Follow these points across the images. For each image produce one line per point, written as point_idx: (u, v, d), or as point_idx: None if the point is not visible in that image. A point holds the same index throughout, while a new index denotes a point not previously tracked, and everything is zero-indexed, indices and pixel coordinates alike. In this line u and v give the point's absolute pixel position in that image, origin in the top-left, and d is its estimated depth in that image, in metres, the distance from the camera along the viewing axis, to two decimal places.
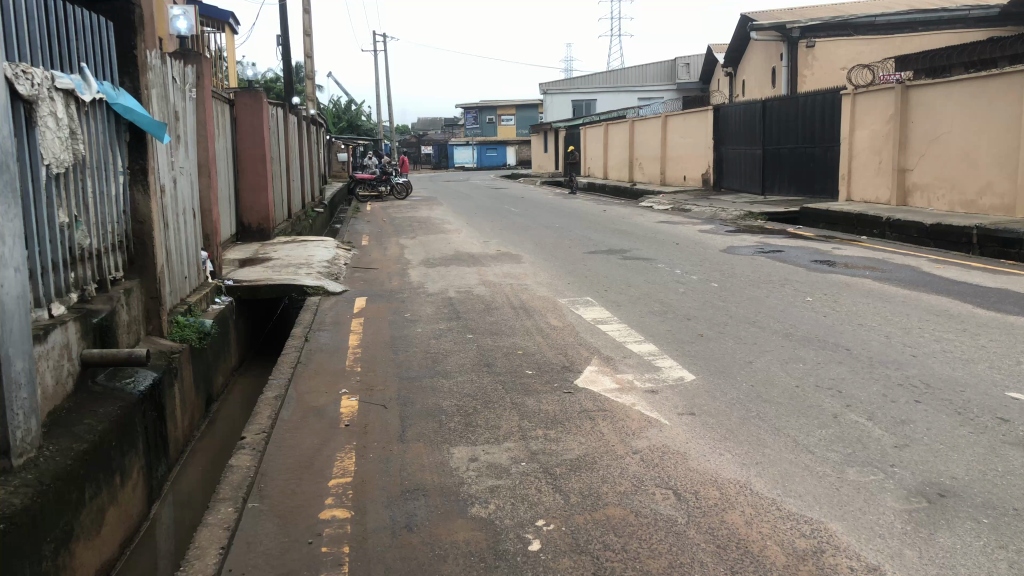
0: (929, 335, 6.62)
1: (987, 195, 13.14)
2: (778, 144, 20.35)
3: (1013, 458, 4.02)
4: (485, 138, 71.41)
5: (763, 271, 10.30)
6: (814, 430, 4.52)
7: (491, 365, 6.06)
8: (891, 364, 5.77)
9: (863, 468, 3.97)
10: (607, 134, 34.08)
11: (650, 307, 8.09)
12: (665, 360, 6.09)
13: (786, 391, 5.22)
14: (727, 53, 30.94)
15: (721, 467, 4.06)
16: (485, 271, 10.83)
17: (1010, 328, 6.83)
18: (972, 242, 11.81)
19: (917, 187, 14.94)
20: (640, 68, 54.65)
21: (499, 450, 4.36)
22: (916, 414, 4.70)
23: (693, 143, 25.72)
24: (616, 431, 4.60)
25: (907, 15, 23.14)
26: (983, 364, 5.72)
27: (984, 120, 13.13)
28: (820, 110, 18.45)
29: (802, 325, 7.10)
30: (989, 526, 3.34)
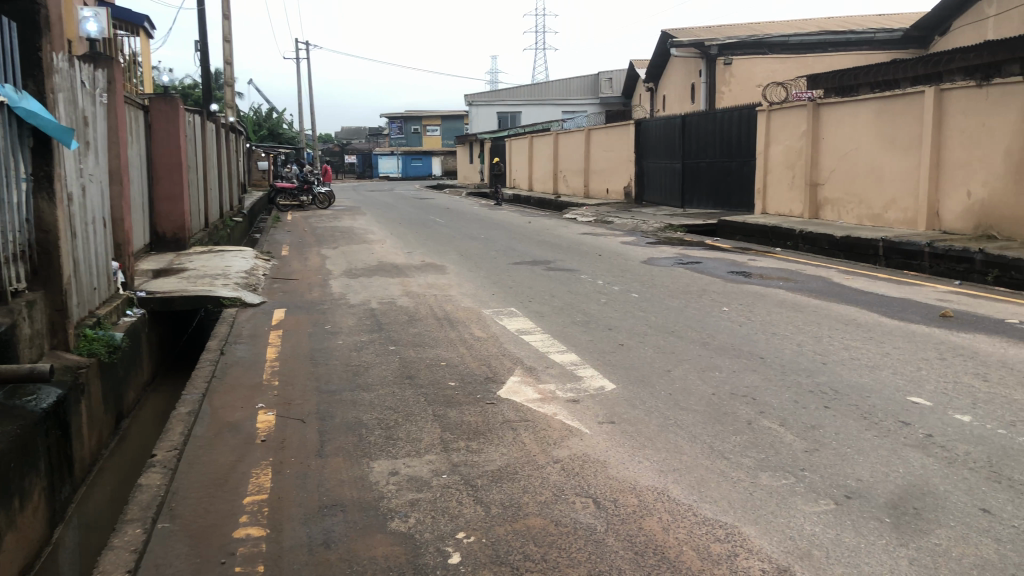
0: (838, 343, 6.88)
1: (892, 210, 13.73)
2: (697, 158, 20.87)
3: (913, 459, 4.22)
4: (410, 149, 71.07)
5: (683, 282, 10.53)
6: (728, 437, 4.64)
7: (413, 377, 6.02)
8: (803, 372, 5.96)
9: (775, 473, 4.09)
10: (532, 146, 34.36)
11: (572, 317, 8.17)
12: (587, 369, 6.15)
13: (702, 399, 5.34)
14: (649, 69, 31.51)
15: (639, 474, 4.12)
16: (408, 282, 10.77)
17: (912, 336, 7.15)
18: (878, 254, 12.31)
19: (828, 201, 15.53)
20: (564, 82, 55.35)
21: (420, 463, 4.32)
22: (825, 419, 4.87)
23: (616, 156, 26.17)
24: (537, 441, 4.63)
25: (817, 35, 24.12)
26: (888, 370, 5.97)
27: (890, 138, 13.72)
28: (737, 125, 19.01)
29: (719, 334, 7.28)
30: (892, 525, 3.47)
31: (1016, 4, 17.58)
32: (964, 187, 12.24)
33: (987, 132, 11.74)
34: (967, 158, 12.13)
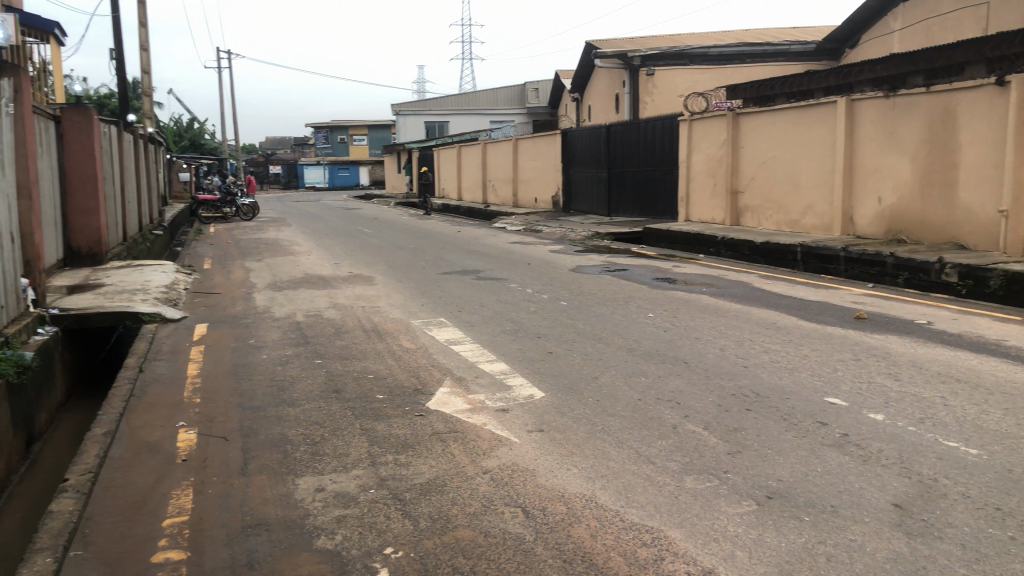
0: (759, 346, 7.07)
1: (809, 216, 14.18)
2: (622, 167, 21.19)
3: (830, 458, 4.35)
4: (337, 159, 70.23)
5: (610, 289, 10.67)
6: (655, 441, 4.71)
7: (340, 391, 5.93)
8: (725, 375, 6.10)
9: (700, 476, 4.17)
10: (460, 156, 34.37)
11: (501, 326, 8.19)
12: (516, 379, 6.17)
13: (629, 405, 5.41)
14: (575, 79, 31.87)
15: (567, 482, 4.15)
16: (335, 293, 10.64)
17: (829, 338, 7.39)
18: (797, 259, 12.70)
19: (748, 209, 15.95)
20: (491, 92, 55.59)
21: (347, 479, 4.27)
22: (747, 421, 4.99)
23: (543, 165, 26.39)
24: (466, 452, 4.62)
25: (735, 47, 24.80)
26: (806, 372, 6.16)
27: (806, 147, 14.19)
28: (660, 134, 19.38)
29: (645, 340, 7.41)
30: (811, 523, 3.58)
31: (920, 18, 18.42)
32: (876, 193, 12.72)
33: (896, 141, 12.23)
34: (878, 165, 12.62)
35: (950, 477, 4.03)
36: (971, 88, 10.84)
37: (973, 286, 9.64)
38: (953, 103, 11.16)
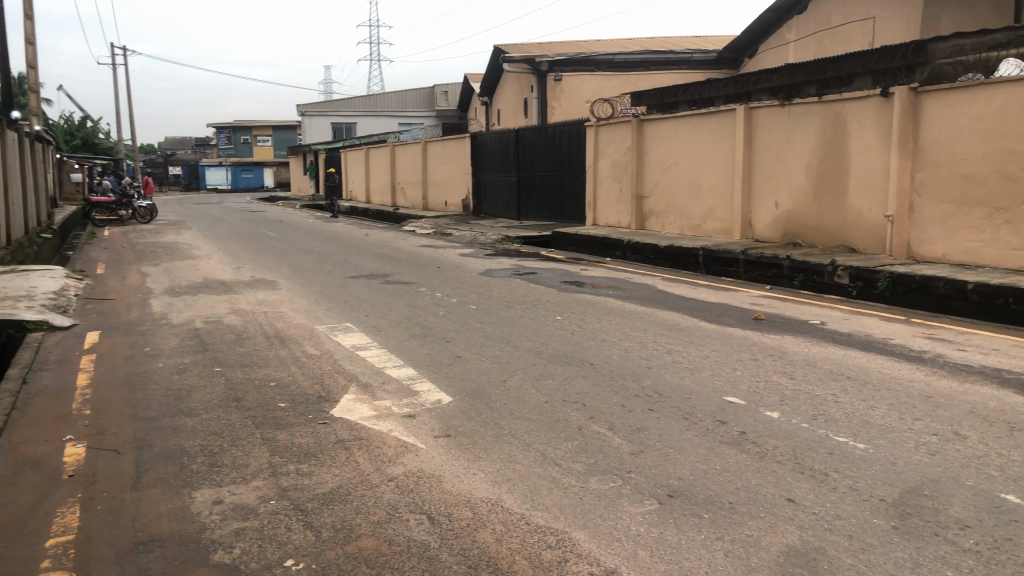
0: (662, 347, 7.23)
1: (710, 220, 14.62)
2: (531, 170, 21.36)
3: (729, 456, 4.48)
4: (240, 160, 68.38)
5: (519, 292, 10.72)
6: (560, 443, 4.75)
7: (240, 400, 5.76)
8: (629, 376, 6.21)
9: (603, 477, 4.22)
10: (368, 158, 33.97)
11: (409, 331, 8.12)
12: (424, 384, 6.11)
13: (536, 407, 5.45)
14: (483, 82, 31.95)
15: (473, 486, 4.14)
16: (237, 299, 10.34)
17: (728, 339, 7.63)
18: (699, 262, 13.06)
19: (653, 213, 16.32)
20: (399, 94, 55.23)
21: (246, 490, 4.14)
22: (650, 422, 5.09)
23: (453, 168, 26.36)
24: (371, 460, 4.54)
25: (640, 54, 25.39)
26: (707, 372, 6.33)
27: (706, 153, 14.62)
28: (567, 139, 19.62)
29: (552, 343, 7.47)
30: (709, 520, 3.67)
31: (812, 31, 19.25)
32: (772, 198, 13.21)
33: (792, 149, 12.73)
34: (774, 172, 13.11)
35: (839, 471, 4.21)
36: (859, 98, 11.38)
37: (863, 287, 10.12)
38: (843, 112, 11.69)
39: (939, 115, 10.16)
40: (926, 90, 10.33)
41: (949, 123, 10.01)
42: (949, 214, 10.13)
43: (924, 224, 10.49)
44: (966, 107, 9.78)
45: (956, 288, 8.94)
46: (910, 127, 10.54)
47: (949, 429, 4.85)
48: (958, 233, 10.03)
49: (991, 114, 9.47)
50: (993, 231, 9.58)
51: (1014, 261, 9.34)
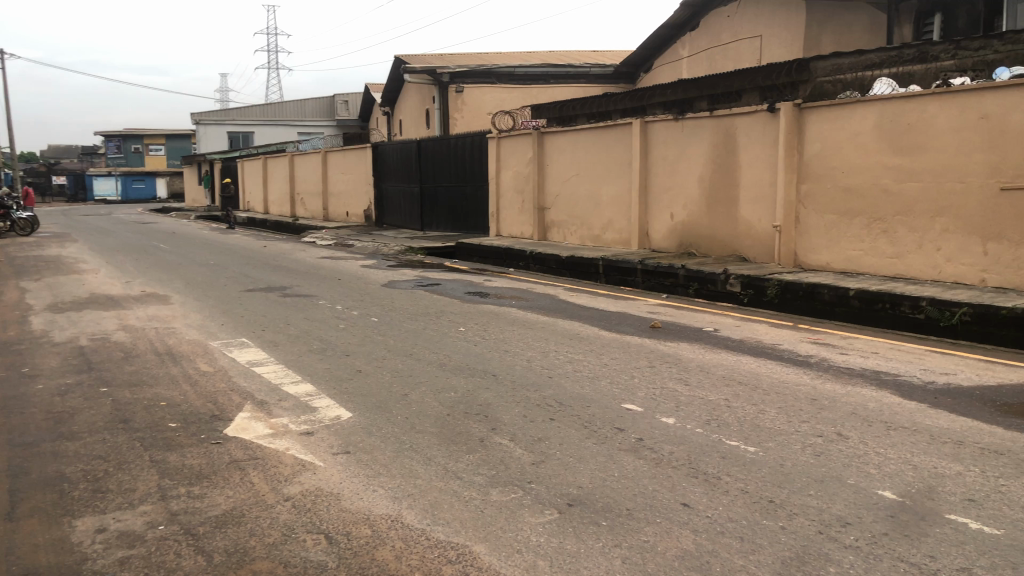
0: (563, 357, 7.31)
1: (609, 231, 14.91)
2: (433, 182, 21.33)
3: (627, 463, 4.57)
4: (130, 170, 65.65)
5: (421, 304, 10.67)
6: (462, 456, 4.74)
7: (128, 421, 5.51)
8: (531, 386, 6.26)
9: (504, 488, 4.23)
10: (266, 168, 33.19)
11: (308, 345, 7.95)
12: (322, 399, 5.99)
13: (438, 420, 5.42)
14: (384, 93, 31.77)
15: (373, 503, 4.08)
16: (125, 314, 9.91)
17: (627, 346, 7.79)
18: (599, 272, 13.29)
19: (555, 224, 16.53)
20: (299, 103, 54.75)
21: (133, 516, 3.96)
22: (551, 431, 5.14)
23: (354, 179, 26.05)
24: (266, 479, 4.42)
25: (539, 68, 25.76)
26: (606, 380, 6.44)
27: (605, 165, 14.91)
28: (469, 150, 19.67)
29: (454, 355, 7.45)
30: (607, 528, 3.73)
31: (704, 47, 19.92)
32: (668, 210, 13.58)
33: (685, 162, 13.12)
34: (669, 184, 13.49)
35: (731, 475, 4.35)
36: (747, 113, 11.84)
37: (754, 295, 10.51)
38: (733, 126, 12.13)
39: (821, 130, 10.68)
40: (809, 106, 10.85)
41: (831, 138, 10.54)
42: (832, 224, 10.64)
43: (810, 234, 10.99)
44: (846, 123, 10.32)
45: (839, 294, 9.39)
46: (795, 141, 11.03)
47: (833, 430, 5.08)
48: (841, 243, 10.54)
49: (868, 130, 10.02)
50: (871, 240, 10.12)
51: (891, 268, 9.88)
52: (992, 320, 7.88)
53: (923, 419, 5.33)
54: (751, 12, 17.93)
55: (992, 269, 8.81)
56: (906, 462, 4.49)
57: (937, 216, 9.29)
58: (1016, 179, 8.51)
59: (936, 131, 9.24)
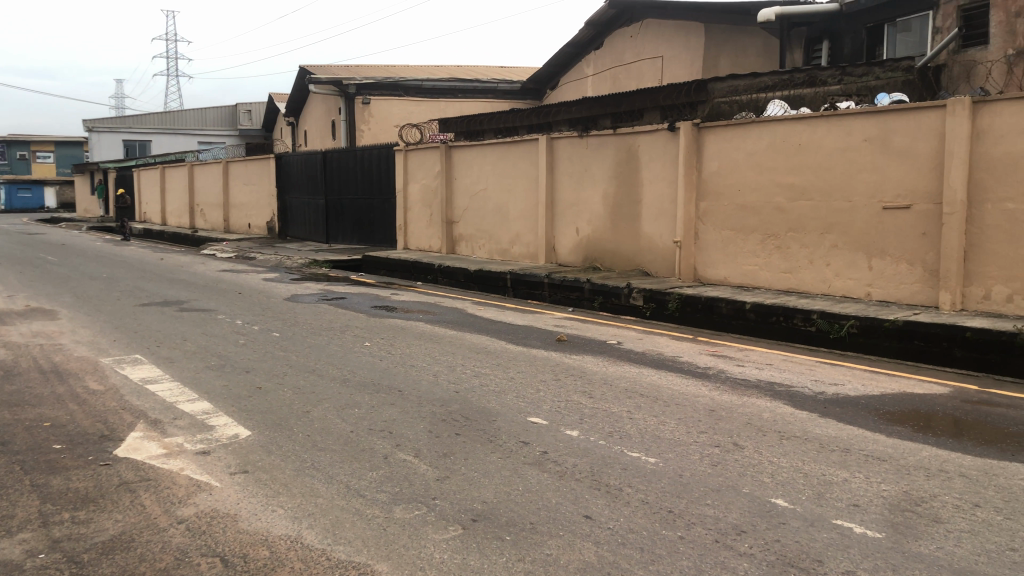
0: (469, 371, 7.31)
1: (517, 245, 15.02)
2: (339, 194, 21.04)
3: (531, 476, 4.59)
4: (15, 179, 62.19)
5: (324, 318, 10.47)
6: (365, 473, 4.66)
7: (7, 444, 5.19)
8: (437, 401, 6.22)
9: (408, 505, 4.18)
10: (164, 178, 32.04)
11: (205, 362, 7.69)
12: (219, 418, 5.80)
13: (341, 438, 5.32)
14: (288, 103, 31.18)
15: (271, 524, 3.97)
16: (6, 331, 9.36)
17: (533, 360, 7.84)
18: (507, 285, 13.35)
19: (462, 237, 16.54)
20: (199, 112, 53.28)
21: (11, 545, 3.73)
22: (456, 446, 5.12)
23: (257, 190, 25.43)
24: (158, 502, 4.24)
25: (447, 81, 25.80)
26: (512, 394, 6.46)
27: (513, 180, 15.02)
28: (375, 163, 19.49)
29: (358, 370, 7.34)
30: (511, 543, 3.74)
31: (608, 66, 20.39)
32: (574, 224, 13.79)
33: (590, 177, 13.35)
34: (574, 199, 13.70)
35: (631, 486, 4.42)
36: (649, 131, 12.15)
37: (656, 309, 10.76)
38: (636, 144, 12.41)
39: (719, 149, 11.05)
40: (707, 125, 11.21)
41: (728, 157, 10.91)
42: (729, 239, 11.01)
43: (708, 250, 11.35)
44: (742, 142, 10.71)
45: (736, 307, 9.72)
46: (695, 159, 11.38)
47: (729, 440, 5.24)
48: (738, 258, 10.92)
49: (763, 149, 10.43)
50: (766, 256, 10.52)
51: (784, 283, 10.30)
52: (878, 332, 8.29)
53: (814, 428, 5.56)
54: (652, 33, 18.46)
55: (876, 284, 9.29)
56: (797, 470, 4.67)
57: (826, 233, 9.74)
58: (898, 198, 9.00)
59: (825, 152, 9.69)
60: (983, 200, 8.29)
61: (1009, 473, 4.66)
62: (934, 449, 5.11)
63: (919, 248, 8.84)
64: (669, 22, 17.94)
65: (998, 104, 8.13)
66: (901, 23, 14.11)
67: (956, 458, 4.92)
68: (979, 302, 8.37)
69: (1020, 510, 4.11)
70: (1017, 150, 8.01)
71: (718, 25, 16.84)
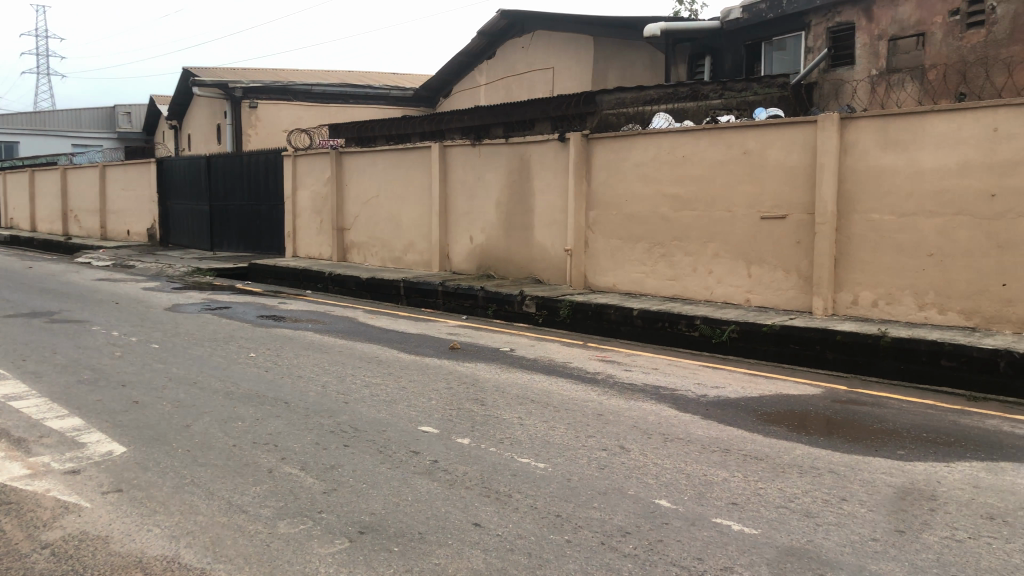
0: (359, 381, 7.19)
1: (410, 253, 14.91)
2: (225, 200, 20.37)
3: (420, 486, 4.55)
4: None
5: (208, 328, 10.10)
6: (248, 488, 4.51)
7: None
8: (325, 413, 6.08)
9: (293, 520, 4.07)
10: (33, 183, 30.17)
11: (77, 376, 7.27)
12: (91, 435, 5.48)
13: (223, 452, 5.13)
14: (170, 106, 30.00)
15: (146, 544, 3.79)
16: None
17: (424, 369, 7.79)
18: (399, 293, 13.23)
19: (354, 245, 16.28)
20: (73, 113, 50.59)
21: None
22: (344, 457, 5.03)
23: (136, 196, 24.31)
24: (20, 526, 3.97)
25: (338, 87, 25.44)
26: (402, 403, 6.39)
27: (406, 187, 14.92)
28: (263, 169, 18.97)
29: (243, 382, 7.10)
30: (399, 554, 3.69)
31: (500, 76, 20.57)
32: (467, 233, 13.82)
33: (483, 186, 13.42)
34: (467, 207, 13.73)
35: (521, 492, 4.45)
36: (540, 142, 12.30)
37: (548, 316, 10.88)
38: (527, 153, 12.55)
39: (607, 160, 11.30)
40: (595, 136, 11.44)
41: (616, 167, 11.18)
42: (617, 247, 11.27)
43: (598, 258, 11.58)
44: (629, 153, 10.99)
45: (624, 314, 9.94)
46: (584, 170, 11.60)
47: (616, 443, 5.35)
48: (626, 266, 11.18)
49: (648, 160, 10.74)
50: (652, 263, 10.82)
51: (669, 290, 10.62)
52: (757, 336, 8.65)
53: (696, 429, 5.75)
54: (543, 45, 18.77)
55: (755, 290, 9.69)
56: (680, 471, 4.82)
57: (708, 242, 10.11)
58: (774, 209, 9.43)
59: (707, 164, 10.06)
60: (851, 211, 8.79)
61: (872, 467, 4.94)
62: (807, 447, 5.37)
63: (795, 256, 9.27)
64: (559, 34, 18.24)
65: (864, 121, 8.65)
66: (777, 43, 14.72)
67: (826, 455, 5.19)
68: (848, 307, 8.87)
69: (882, 501, 4.36)
70: (880, 165, 8.53)
71: (606, 40, 17.27)
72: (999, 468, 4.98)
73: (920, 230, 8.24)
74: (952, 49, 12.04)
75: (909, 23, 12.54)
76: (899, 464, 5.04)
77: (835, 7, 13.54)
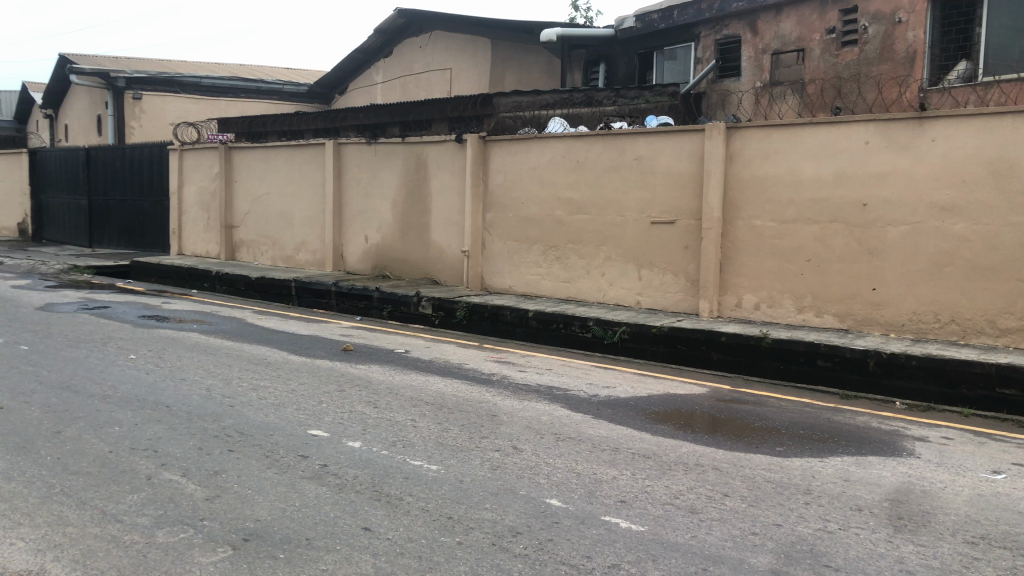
0: (246, 384, 6.96)
1: (302, 252, 14.57)
2: (105, 195, 19.37)
3: (308, 490, 4.44)
4: None
5: (84, 329, 9.57)
6: (124, 497, 4.29)
7: None
8: (208, 417, 5.86)
9: (172, 528, 3.90)
10: None
11: None
12: None
13: (98, 459, 4.87)
14: (46, 94, 28.37)
15: (8, 559, 3.55)
16: None
17: (316, 371, 7.62)
18: (291, 293, 12.90)
19: (243, 243, 15.79)
20: None
21: None
22: (228, 463, 4.85)
23: (6, 188, 22.84)
24: None
25: (229, 81, 24.65)
26: (292, 406, 6.22)
27: (298, 184, 14.57)
28: (147, 163, 18.16)
29: (121, 385, 6.76)
30: (284, 561, 3.59)
31: (397, 75, 20.40)
32: (362, 232, 13.62)
33: (379, 185, 13.24)
34: (362, 207, 13.53)
35: (411, 495, 4.41)
36: (436, 142, 12.24)
37: (444, 317, 10.84)
38: (424, 153, 12.47)
39: (504, 162, 11.35)
40: (492, 139, 11.48)
41: (512, 170, 11.23)
42: (513, 250, 11.34)
43: (494, 260, 11.63)
44: (525, 156, 11.07)
45: (520, 316, 10.01)
46: (481, 172, 11.61)
47: (509, 444, 5.38)
48: (521, 267, 11.26)
49: (544, 164, 10.86)
50: (547, 266, 10.94)
51: (563, 292, 10.77)
52: (646, 337, 8.87)
53: (587, 429, 5.84)
54: (441, 45, 18.69)
55: (645, 292, 9.94)
56: (571, 470, 4.88)
57: (601, 245, 10.30)
58: (664, 215, 9.70)
59: (601, 169, 10.25)
60: (735, 217, 9.13)
61: (753, 464, 5.14)
62: (693, 445, 5.53)
63: (683, 260, 9.56)
64: (457, 36, 18.24)
65: (748, 131, 8.99)
66: (668, 52, 15.16)
67: (711, 453, 5.36)
68: (732, 310, 9.21)
69: (761, 497, 4.54)
70: (762, 174, 8.90)
71: (503, 42, 17.36)
72: (867, 462, 5.28)
73: (799, 237, 8.64)
74: (828, 64, 12.68)
75: (790, 38, 13.14)
76: (778, 460, 5.26)
77: (723, 20, 14.04)
